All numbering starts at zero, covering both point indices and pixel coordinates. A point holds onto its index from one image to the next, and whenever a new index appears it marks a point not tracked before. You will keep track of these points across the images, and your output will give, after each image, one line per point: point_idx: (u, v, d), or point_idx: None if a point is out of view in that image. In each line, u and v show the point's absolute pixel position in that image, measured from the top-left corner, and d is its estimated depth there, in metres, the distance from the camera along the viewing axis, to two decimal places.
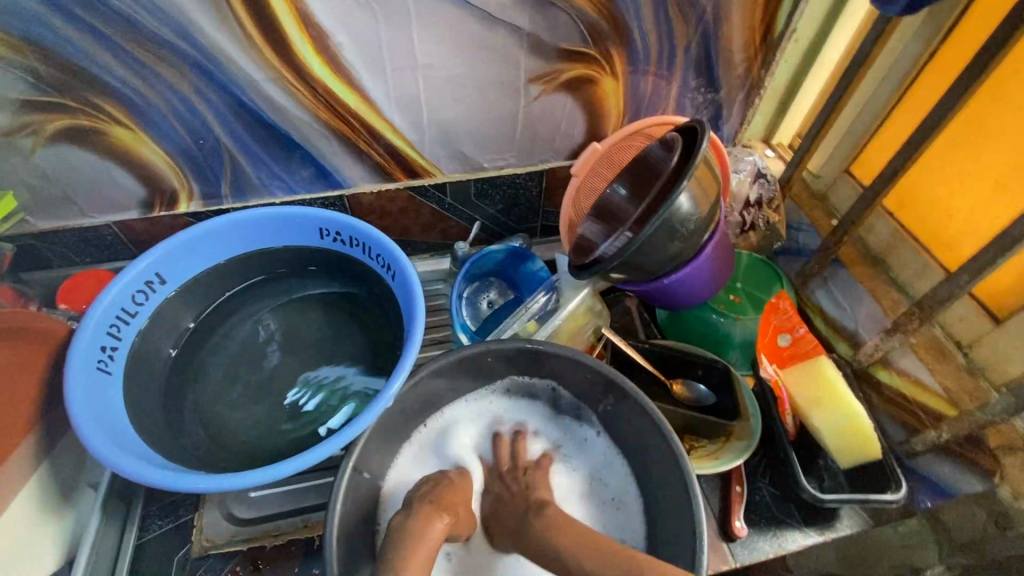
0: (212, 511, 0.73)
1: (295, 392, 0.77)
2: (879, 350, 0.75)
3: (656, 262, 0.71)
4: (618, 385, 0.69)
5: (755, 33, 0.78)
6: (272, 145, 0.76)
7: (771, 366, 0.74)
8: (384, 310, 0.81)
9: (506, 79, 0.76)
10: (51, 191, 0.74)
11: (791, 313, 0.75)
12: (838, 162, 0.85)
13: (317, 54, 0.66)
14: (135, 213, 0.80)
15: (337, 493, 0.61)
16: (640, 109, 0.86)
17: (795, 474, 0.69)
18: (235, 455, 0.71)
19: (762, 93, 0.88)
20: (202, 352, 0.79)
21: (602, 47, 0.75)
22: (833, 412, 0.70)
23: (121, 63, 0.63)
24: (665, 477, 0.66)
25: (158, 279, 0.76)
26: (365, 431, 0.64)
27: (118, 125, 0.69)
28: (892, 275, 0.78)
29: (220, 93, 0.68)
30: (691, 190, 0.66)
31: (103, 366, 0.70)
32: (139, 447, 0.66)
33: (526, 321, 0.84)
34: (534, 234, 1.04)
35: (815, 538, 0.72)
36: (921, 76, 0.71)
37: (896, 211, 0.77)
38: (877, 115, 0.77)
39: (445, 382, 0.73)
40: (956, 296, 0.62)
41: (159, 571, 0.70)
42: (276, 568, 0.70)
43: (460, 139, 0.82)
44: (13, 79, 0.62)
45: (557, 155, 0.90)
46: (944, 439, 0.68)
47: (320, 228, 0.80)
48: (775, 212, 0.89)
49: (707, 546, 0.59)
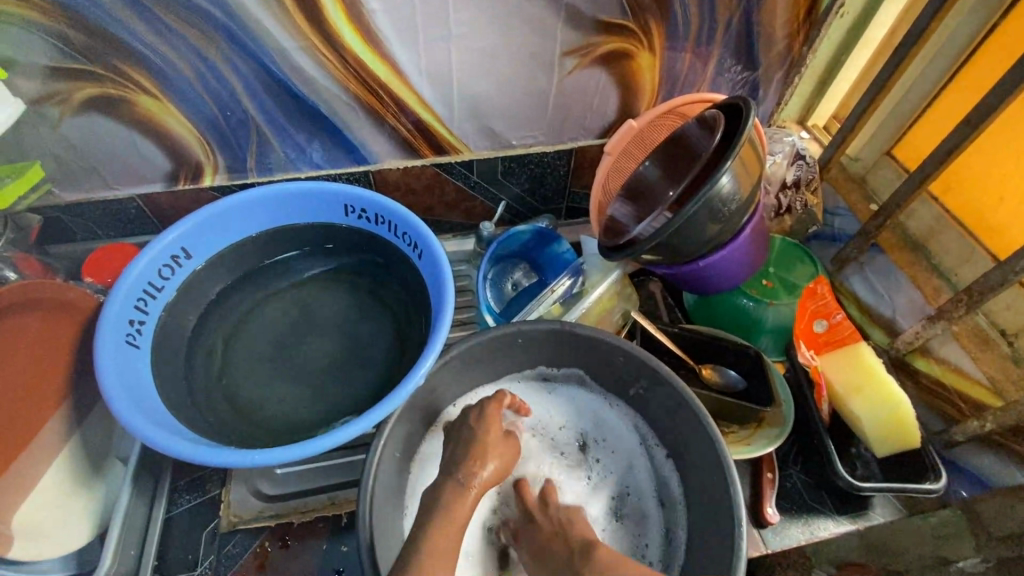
0: (239, 486, 0.72)
1: (321, 370, 0.76)
2: (919, 339, 0.72)
3: (692, 244, 0.69)
4: (652, 369, 0.67)
5: (799, 7, 0.75)
6: (300, 118, 0.75)
7: (808, 351, 0.72)
8: (410, 290, 0.80)
9: (540, 52, 0.73)
10: (78, 163, 0.73)
11: (829, 299, 0.74)
12: (879, 144, 0.83)
13: (349, 21, 0.64)
14: (160, 186, 0.79)
15: (368, 472, 0.61)
16: (675, 87, 0.83)
17: (831, 461, 0.68)
18: (262, 431, 0.71)
19: (802, 71, 0.85)
20: (232, 328, 0.78)
21: (640, 20, 0.72)
22: (873, 399, 0.69)
23: (149, 28, 0.61)
24: (698, 462, 0.66)
25: (184, 253, 0.75)
26: (396, 410, 0.64)
27: (145, 95, 0.67)
28: (934, 261, 0.76)
29: (249, 62, 0.66)
30: (734, 170, 0.64)
31: (131, 339, 0.70)
32: (170, 421, 0.66)
33: (550, 304, 0.82)
34: (559, 216, 1.02)
35: (848, 527, 0.72)
36: (977, 54, 0.69)
37: (942, 195, 0.75)
38: (925, 95, 0.75)
39: (474, 365, 0.72)
40: (1009, 283, 0.60)
41: (189, 545, 0.70)
42: (305, 545, 0.70)
43: (490, 114, 0.80)
44: (41, 44, 0.60)
45: (587, 134, 0.87)
46: (987, 429, 0.66)
47: (345, 205, 0.79)
48: (814, 195, 0.86)
49: (746, 536, 0.59)
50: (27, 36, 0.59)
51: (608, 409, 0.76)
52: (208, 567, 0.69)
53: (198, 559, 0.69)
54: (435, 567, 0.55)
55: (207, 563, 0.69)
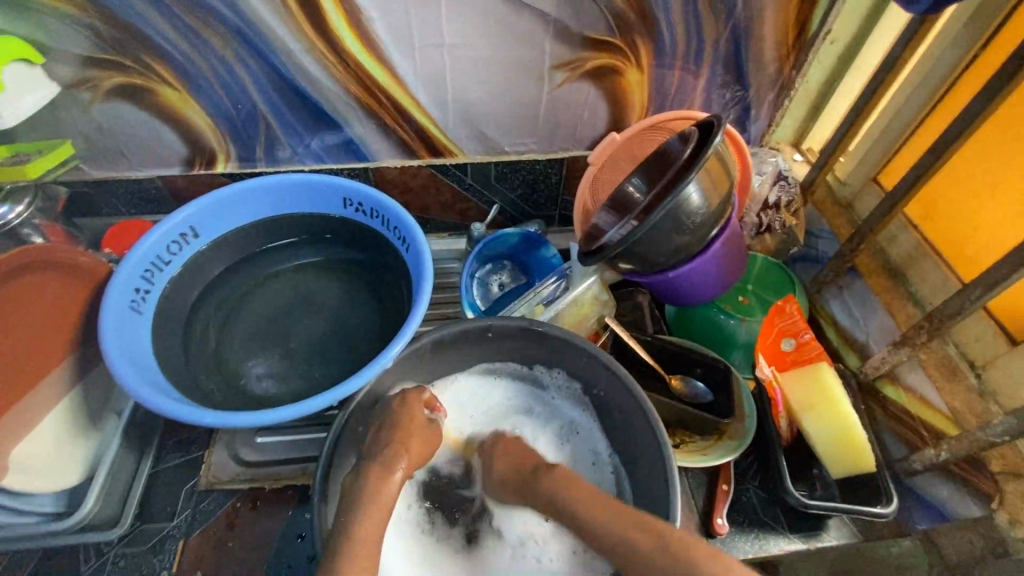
0: (221, 450, 0.78)
1: (305, 349, 0.81)
2: (885, 364, 0.73)
3: (660, 252, 0.71)
4: (613, 373, 0.70)
5: (787, 32, 0.77)
6: (305, 114, 0.81)
7: (768, 367, 0.73)
8: (396, 281, 0.85)
9: (531, 64, 0.77)
10: (105, 144, 0.81)
11: (797, 318, 0.75)
12: (866, 170, 0.83)
13: (349, 27, 0.70)
14: (177, 169, 0.86)
15: (329, 443, 0.65)
16: (665, 103, 0.86)
17: (782, 478, 0.69)
18: (246, 398, 0.77)
19: (793, 94, 0.87)
20: (228, 304, 0.84)
21: (628, 38, 0.75)
22: (829, 419, 0.69)
23: (172, 27, 0.68)
24: (647, 465, 0.67)
25: (191, 232, 0.81)
26: (363, 387, 0.68)
27: (166, 85, 0.74)
28: (910, 288, 0.76)
29: (260, 61, 0.73)
30: (701, 183, 0.66)
31: (135, 305, 0.76)
32: (160, 383, 0.72)
33: (533, 304, 0.86)
34: (551, 222, 1.05)
35: (799, 545, 0.72)
36: (959, 83, 0.69)
37: (921, 223, 0.75)
38: (909, 122, 0.76)
39: (445, 353, 0.76)
40: (965, 312, 0.61)
41: (169, 499, 0.76)
42: (273, 509, 0.75)
43: (482, 120, 0.84)
44: (79, 36, 0.68)
45: (578, 144, 0.91)
46: (941, 459, 0.67)
47: (344, 197, 0.84)
48: (793, 215, 0.88)
49: (679, 519, 0.61)
50: (67, 29, 0.67)
51: (588, 409, 0.77)
52: (183, 520, 0.74)
53: (176, 510, 0.75)
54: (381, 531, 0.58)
55: (183, 516, 0.75)
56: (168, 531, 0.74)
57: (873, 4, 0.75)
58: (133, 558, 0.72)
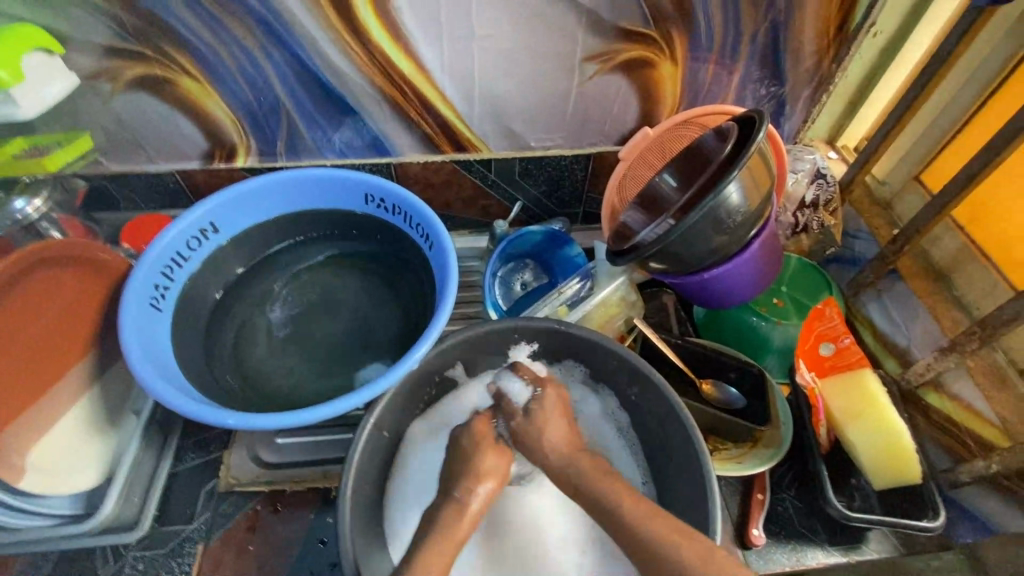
0: (240, 451, 0.77)
1: (326, 348, 0.79)
2: (931, 370, 0.71)
3: (697, 252, 0.68)
4: (646, 375, 0.67)
5: (829, 25, 0.74)
6: (328, 108, 0.78)
7: (808, 373, 0.70)
8: (420, 279, 0.82)
9: (561, 56, 0.75)
10: (124, 137, 0.79)
11: (837, 321, 0.72)
12: (907, 169, 0.81)
13: (377, 17, 0.67)
14: (197, 163, 0.84)
15: (354, 448, 0.63)
16: (697, 99, 0.83)
17: (824, 488, 0.66)
18: (265, 397, 0.75)
19: (831, 89, 0.84)
20: (248, 301, 0.82)
21: (663, 29, 0.73)
22: (873, 427, 0.67)
23: (196, 17, 0.66)
24: (683, 475, 0.65)
25: (212, 227, 0.80)
26: (390, 389, 0.66)
27: (187, 77, 0.72)
28: (955, 292, 0.73)
29: (284, 52, 0.71)
30: (742, 180, 0.64)
31: (155, 303, 0.75)
32: (179, 382, 0.70)
33: (556, 306, 0.83)
34: (575, 220, 1.03)
35: (838, 558, 0.69)
36: (1010, 78, 0.67)
37: (968, 225, 0.72)
38: (958, 118, 0.73)
39: (470, 354, 0.73)
40: (1023, 317, 0.59)
41: (187, 500, 0.75)
42: (294, 512, 0.73)
43: (508, 114, 0.82)
44: (101, 25, 0.66)
45: (605, 140, 0.88)
46: (993, 471, 0.64)
47: (366, 193, 0.81)
48: (832, 215, 0.86)
49: (719, 541, 0.57)
50: (89, 18, 0.65)
51: (614, 430, 0.75)
52: (203, 522, 0.73)
53: (195, 513, 0.74)
54: (424, 535, 0.58)
55: (202, 519, 0.73)
56: (187, 534, 0.72)
57: None
58: (151, 561, 0.70)
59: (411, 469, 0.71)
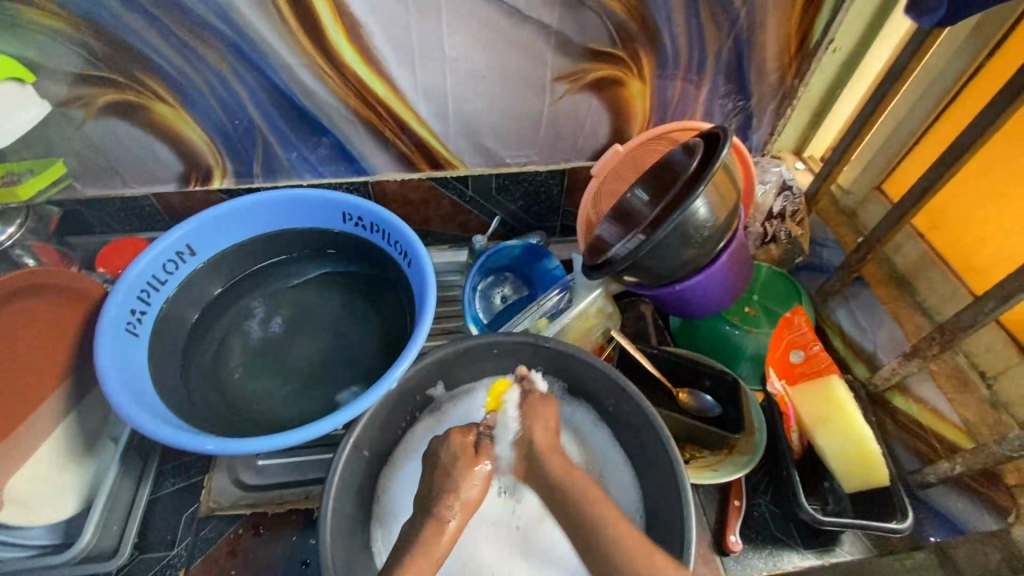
0: (221, 475, 0.77)
1: (306, 368, 0.79)
2: (896, 374, 0.73)
3: (667, 265, 0.70)
4: (622, 387, 0.69)
5: (790, 42, 0.77)
6: (303, 129, 0.79)
7: (779, 381, 0.72)
8: (399, 297, 0.83)
9: (533, 76, 0.76)
10: (97, 161, 0.79)
11: (806, 330, 0.75)
12: (869, 180, 0.84)
13: (348, 41, 0.68)
14: (173, 186, 0.84)
15: (335, 467, 0.63)
16: (667, 115, 0.86)
17: (795, 494, 0.67)
18: (244, 421, 0.75)
19: (795, 103, 0.86)
20: (226, 323, 0.82)
21: (630, 49, 0.75)
22: (840, 432, 0.69)
23: (167, 44, 0.67)
24: (659, 485, 0.66)
25: (188, 250, 0.80)
26: (368, 409, 0.66)
27: (161, 102, 0.73)
28: (918, 298, 0.76)
29: (257, 76, 0.71)
30: (708, 196, 0.66)
31: (131, 328, 0.74)
32: (157, 407, 0.70)
33: (537, 317, 0.83)
34: (553, 233, 1.04)
35: (813, 561, 0.71)
36: (961, 93, 0.70)
37: (927, 232, 0.75)
38: (914, 131, 0.76)
39: (449, 371, 0.74)
40: (978, 324, 0.61)
41: (168, 526, 0.74)
42: (275, 534, 0.73)
43: (483, 133, 0.83)
44: (70, 53, 0.66)
45: (579, 155, 0.90)
46: (957, 471, 0.66)
47: (343, 212, 0.82)
48: (798, 225, 0.89)
49: (694, 566, 0.58)
50: (58, 45, 0.65)
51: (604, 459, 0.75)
52: (184, 548, 0.72)
53: (176, 539, 0.73)
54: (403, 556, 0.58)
55: (183, 545, 0.73)
56: (168, 560, 0.72)
57: (875, 14, 0.74)
58: None
59: (394, 487, 0.72)
